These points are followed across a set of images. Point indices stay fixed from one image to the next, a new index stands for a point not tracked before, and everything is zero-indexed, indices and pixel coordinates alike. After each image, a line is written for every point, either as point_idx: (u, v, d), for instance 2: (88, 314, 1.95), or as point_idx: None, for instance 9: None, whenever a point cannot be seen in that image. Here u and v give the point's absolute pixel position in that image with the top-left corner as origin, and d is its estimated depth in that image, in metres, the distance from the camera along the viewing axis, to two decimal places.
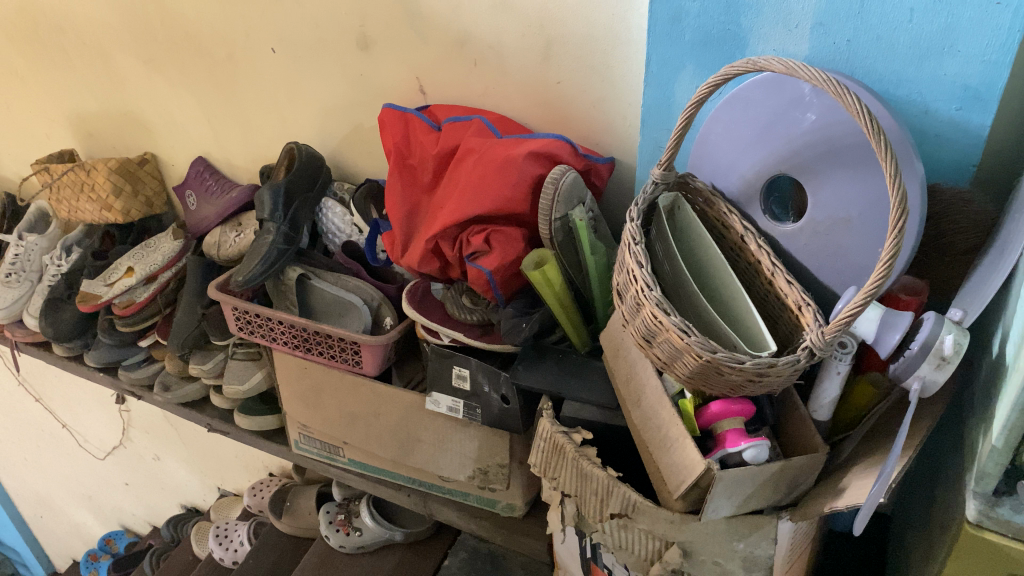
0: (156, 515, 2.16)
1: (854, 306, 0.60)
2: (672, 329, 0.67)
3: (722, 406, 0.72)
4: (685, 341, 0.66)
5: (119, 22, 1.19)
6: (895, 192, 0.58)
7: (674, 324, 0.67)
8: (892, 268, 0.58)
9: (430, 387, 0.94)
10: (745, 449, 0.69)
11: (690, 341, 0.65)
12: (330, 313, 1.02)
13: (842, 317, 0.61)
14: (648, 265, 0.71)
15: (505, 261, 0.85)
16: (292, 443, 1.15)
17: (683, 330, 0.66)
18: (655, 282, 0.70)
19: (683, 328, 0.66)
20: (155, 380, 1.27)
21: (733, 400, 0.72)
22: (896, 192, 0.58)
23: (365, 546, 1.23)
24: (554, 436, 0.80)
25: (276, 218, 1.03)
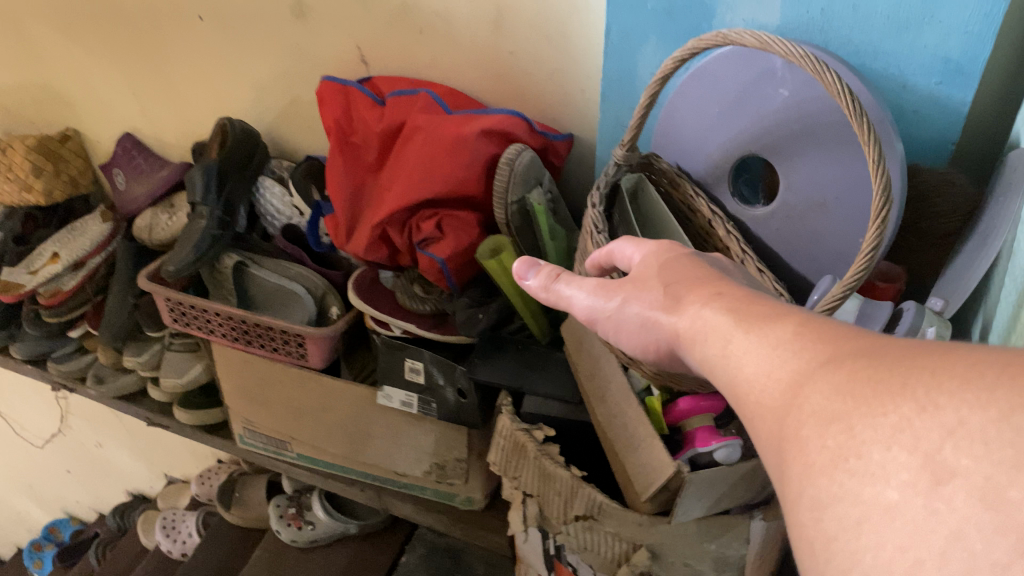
0: (102, 503, 2.08)
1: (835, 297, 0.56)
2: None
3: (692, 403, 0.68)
4: None
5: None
6: (881, 180, 0.53)
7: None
8: (874, 260, 0.55)
9: (382, 381, 0.90)
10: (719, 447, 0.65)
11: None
12: (272, 303, 0.95)
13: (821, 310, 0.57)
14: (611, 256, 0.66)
15: (458, 248, 0.80)
16: (237, 437, 1.09)
17: None
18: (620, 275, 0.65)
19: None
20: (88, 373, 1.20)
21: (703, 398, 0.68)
22: (879, 178, 0.54)
23: (318, 540, 1.18)
24: (515, 434, 0.76)
25: (208, 201, 0.95)
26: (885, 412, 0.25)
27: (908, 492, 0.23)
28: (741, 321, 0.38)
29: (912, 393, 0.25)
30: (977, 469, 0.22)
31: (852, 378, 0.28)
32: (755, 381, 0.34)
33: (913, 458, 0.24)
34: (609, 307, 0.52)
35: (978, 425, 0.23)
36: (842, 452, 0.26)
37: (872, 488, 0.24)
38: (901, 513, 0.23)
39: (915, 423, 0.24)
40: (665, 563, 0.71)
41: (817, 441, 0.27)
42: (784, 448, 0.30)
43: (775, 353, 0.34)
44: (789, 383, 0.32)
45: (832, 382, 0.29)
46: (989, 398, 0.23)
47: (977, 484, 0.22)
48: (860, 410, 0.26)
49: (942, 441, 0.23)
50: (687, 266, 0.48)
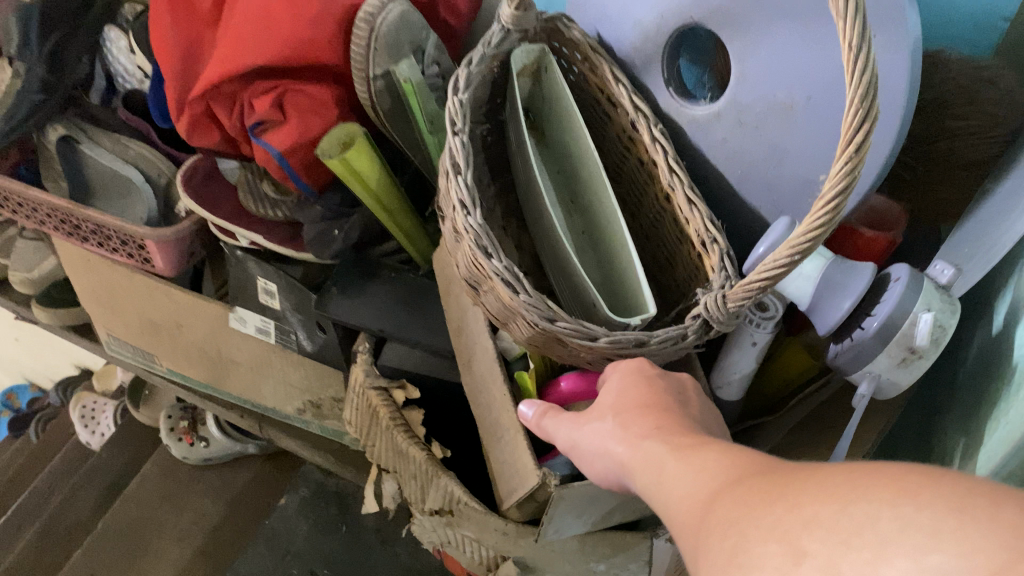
0: (53, 374, 1.96)
1: (782, 259, 0.34)
2: (494, 282, 0.41)
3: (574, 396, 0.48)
4: (511, 303, 0.41)
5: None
6: (855, 80, 0.30)
7: (498, 275, 0.41)
8: (840, 216, 0.33)
9: (234, 301, 0.71)
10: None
11: (518, 303, 0.40)
12: (107, 192, 0.76)
13: (756, 281, 0.36)
14: (468, 172, 0.43)
15: (305, 138, 0.58)
16: (103, 343, 0.92)
17: (512, 285, 0.41)
18: (478, 202, 0.43)
19: (509, 282, 0.41)
20: None
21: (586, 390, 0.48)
22: (868, 76, 0.31)
23: (212, 458, 1.03)
24: (367, 394, 0.57)
25: (24, 57, 0.71)
26: (769, 521, 0.23)
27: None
28: (674, 449, 0.31)
29: (787, 496, 0.23)
30: (823, 550, 0.20)
31: (744, 490, 0.25)
32: (669, 498, 0.29)
33: (776, 542, 0.22)
34: (582, 447, 0.38)
35: (827, 512, 0.21)
36: (733, 562, 0.23)
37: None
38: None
39: (783, 521, 0.22)
40: None
41: (716, 552, 0.24)
42: (693, 572, 0.25)
43: (693, 479, 0.28)
44: (702, 500, 0.27)
45: (735, 502, 0.25)
46: (836, 485, 0.22)
47: (822, 562, 0.20)
48: (747, 517, 0.24)
49: (798, 526, 0.22)
50: (656, 389, 0.38)
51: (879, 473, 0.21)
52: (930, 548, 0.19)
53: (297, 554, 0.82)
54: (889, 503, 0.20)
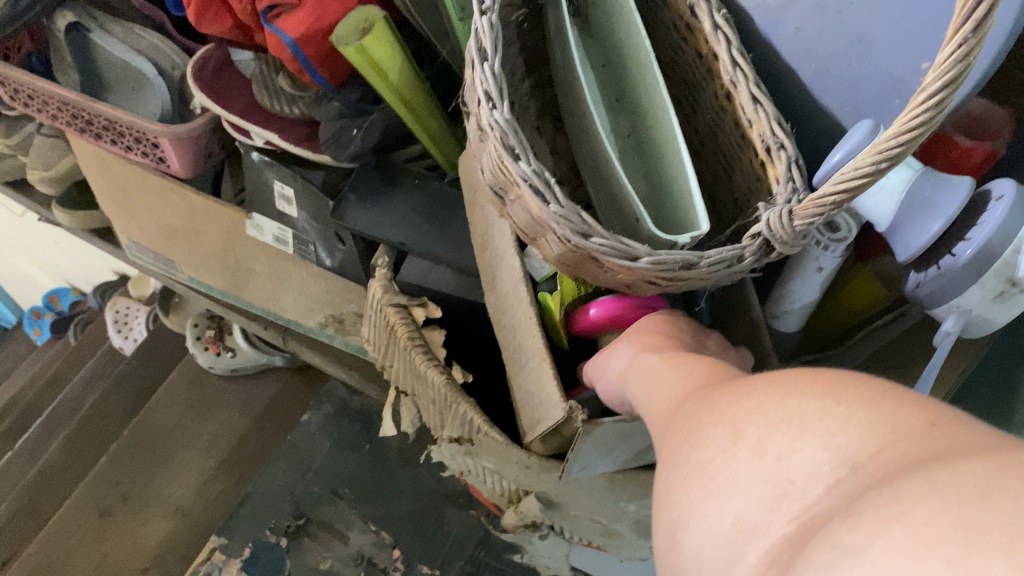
0: (94, 278, 1.96)
1: (866, 167, 0.28)
2: (521, 188, 0.35)
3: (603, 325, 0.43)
4: (541, 215, 0.35)
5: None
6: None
7: (525, 180, 0.35)
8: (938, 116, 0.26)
9: (250, 207, 0.66)
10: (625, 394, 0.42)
11: (548, 214, 0.35)
12: (120, 86, 0.71)
13: (829, 193, 0.30)
14: (495, 58, 0.36)
15: (320, 25, 0.52)
16: (125, 249, 0.89)
17: (542, 193, 0.35)
18: (506, 92, 0.37)
19: (538, 190, 0.35)
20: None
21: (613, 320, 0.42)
22: None
23: (239, 369, 1.01)
24: (384, 311, 0.53)
25: None
26: (723, 409, 0.25)
27: (714, 454, 0.23)
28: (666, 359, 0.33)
29: (739, 392, 0.25)
30: (758, 431, 0.22)
31: (712, 389, 0.27)
32: (649, 400, 0.32)
33: (723, 426, 0.24)
34: (603, 367, 0.40)
35: (768, 403, 0.23)
36: (686, 443, 0.25)
37: (694, 453, 0.24)
38: (704, 469, 0.23)
39: (733, 409, 0.24)
40: (564, 514, 0.50)
41: (681, 432, 0.26)
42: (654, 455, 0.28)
43: (677, 381, 0.31)
44: (673, 400, 0.29)
45: (701, 402, 0.27)
46: (784, 380, 0.24)
47: (754, 442, 0.22)
48: (707, 410, 0.26)
49: (742, 414, 0.23)
50: (681, 328, 0.39)
51: (826, 376, 0.23)
52: (843, 433, 0.20)
53: (318, 471, 0.80)
54: (823, 396, 0.22)
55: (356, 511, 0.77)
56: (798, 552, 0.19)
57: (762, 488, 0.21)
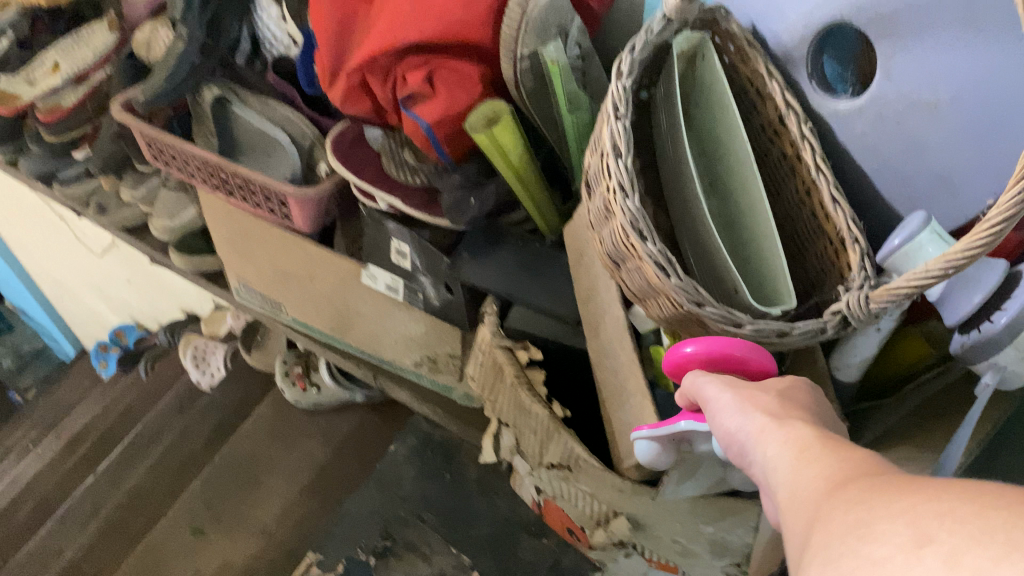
0: (161, 315, 2.08)
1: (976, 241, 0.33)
2: (646, 262, 0.44)
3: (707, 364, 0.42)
4: (662, 284, 0.44)
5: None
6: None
7: (651, 257, 0.44)
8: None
9: (366, 258, 0.76)
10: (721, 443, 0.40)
11: (669, 285, 0.44)
12: (255, 151, 0.81)
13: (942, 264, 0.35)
14: (629, 156, 0.46)
15: (450, 112, 0.62)
16: (234, 290, 0.99)
17: (663, 267, 0.44)
18: (635, 184, 0.46)
19: (662, 265, 0.44)
20: (117, 169, 1.00)
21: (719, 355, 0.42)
22: None
23: (322, 404, 1.10)
24: (494, 352, 0.62)
25: (189, 20, 0.77)
26: (901, 506, 0.22)
27: (894, 554, 0.20)
28: (820, 447, 0.29)
29: (918, 493, 0.22)
30: (950, 539, 0.20)
31: (870, 480, 0.25)
32: (791, 486, 0.28)
33: (903, 524, 0.21)
34: (717, 411, 0.36)
35: (963, 509, 0.20)
36: (854, 532, 0.22)
37: (863, 548, 0.21)
38: (881, 567, 0.20)
39: (918, 508, 0.21)
40: (649, 534, 0.58)
41: (838, 519, 0.23)
42: (801, 548, 0.24)
43: (833, 472, 0.27)
44: (825, 492, 0.26)
45: (862, 496, 0.24)
46: (973, 488, 0.21)
47: (945, 549, 0.19)
48: (876, 506, 0.23)
49: (930, 516, 0.21)
50: (815, 408, 0.36)
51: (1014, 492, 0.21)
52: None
53: (404, 497, 0.88)
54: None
55: (438, 534, 0.85)
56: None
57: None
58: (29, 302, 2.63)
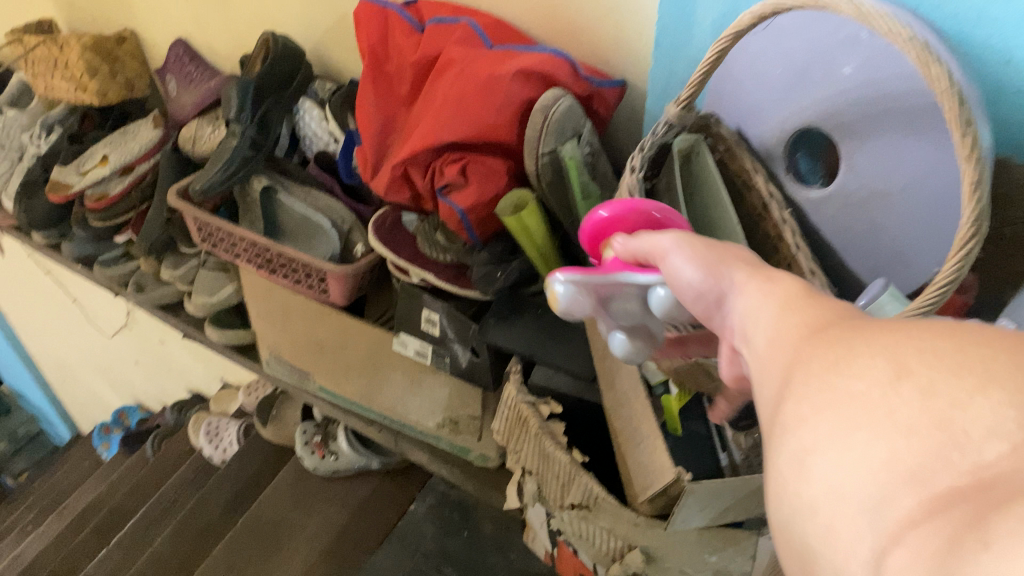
0: (165, 395, 2.14)
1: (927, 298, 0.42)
2: None
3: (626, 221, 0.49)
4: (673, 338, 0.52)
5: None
6: (971, 207, 0.41)
7: None
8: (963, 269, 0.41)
9: (398, 327, 0.85)
10: (636, 294, 0.44)
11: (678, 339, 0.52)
12: (298, 233, 0.91)
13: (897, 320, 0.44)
14: None
15: (481, 198, 0.73)
16: (264, 362, 1.06)
17: None
18: None
19: None
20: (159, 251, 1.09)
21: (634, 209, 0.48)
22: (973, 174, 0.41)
23: (339, 471, 1.17)
24: (519, 406, 0.71)
25: (242, 120, 0.90)
26: (872, 342, 0.21)
27: (867, 390, 0.19)
28: (785, 292, 0.27)
29: (888, 330, 0.21)
30: (926, 372, 0.18)
31: (853, 323, 0.23)
32: (759, 328, 0.26)
33: (883, 356, 0.20)
34: (670, 256, 0.34)
35: (939, 344, 0.19)
36: (828, 369, 0.21)
37: (842, 378, 0.20)
38: (855, 401, 0.19)
39: (898, 342, 0.20)
40: (661, 567, 0.65)
41: (810, 363, 0.22)
42: (773, 395, 0.23)
43: (812, 314, 0.24)
44: (795, 334, 0.24)
45: (832, 336, 0.22)
46: (965, 326, 0.19)
47: (921, 383, 0.18)
48: (847, 342, 0.21)
49: (910, 349, 0.19)
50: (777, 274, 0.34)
51: (1012, 332, 0.19)
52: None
53: (425, 552, 0.95)
54: (1019, 355, 0.18)
55: None
56: (971, 500, 0.16)
57: (926, 422, 0.18)
58: (29, 385, 2.68)
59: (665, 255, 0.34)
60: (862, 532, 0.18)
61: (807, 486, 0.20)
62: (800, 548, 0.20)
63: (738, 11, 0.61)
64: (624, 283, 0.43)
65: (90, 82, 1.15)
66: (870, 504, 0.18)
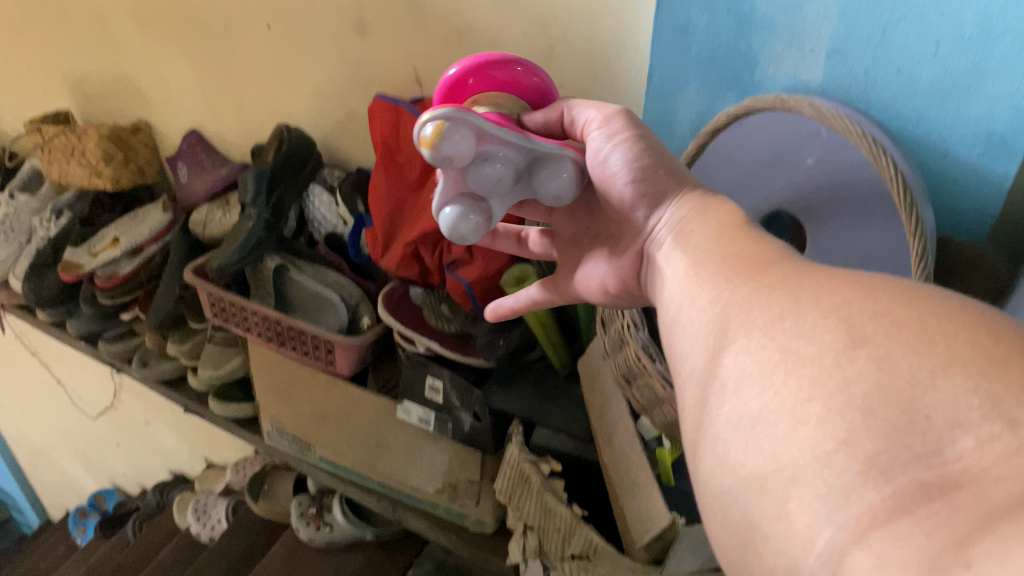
0: (145, 478, 2.13)
1: None
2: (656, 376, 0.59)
3: (479, 72, 0.49)
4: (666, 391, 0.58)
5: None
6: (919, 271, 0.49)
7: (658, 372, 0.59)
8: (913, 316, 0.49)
9: (402, 395, 0.91)
10: (507, 159, 0.42)
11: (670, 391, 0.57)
12: (307, 308, 0.98)
13: None
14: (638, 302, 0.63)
15: (486, 275, 0.80)
16: (265, 434, 1.11)
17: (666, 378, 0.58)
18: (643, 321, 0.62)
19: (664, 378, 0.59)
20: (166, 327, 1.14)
21: (517, 63, 0.50)
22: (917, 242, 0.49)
23: (334, 542, 1.20)
24: (522, 464, 0.76)
25: (258, 204, 0.98)
26: (828, 300, 0.26)
27: (827, 352, 0.24)
28: (722, 269, 0.33)
29: (840, 287, 0.27)
30: (887, 343, 0.23)
31: (796, 284, 0.28)
32: (709, 303, 0.32)
33: (836, 324, 0.25)
34: (600, 130, 0.45)
35: (906, 318, 0.23)
36: (790, 309, 0.27)
37: (797, 344, 0.25)
38: (810, 362, 0.24)
39: (854, 304, 0.25)
40: None
41: (763, 313, 0.28)
42: (722, 332, 0.29)
43: (734, 251, 0.34)
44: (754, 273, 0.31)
45: (767, 291, 0.29)
46: (918, 302, 0.24)
47: (880, 353, 0.23)
48: (810, 314, 0.26)
49: (867, 317, 0.24)
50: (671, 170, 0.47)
51: (960, 308, 0.23)
52: (988, 381, 0.20)
53: None
54: (976, 334, 0.22)
55: None
56: (934, 498, 0.20)
57: (888, 408, 0.21)
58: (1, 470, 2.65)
59: (604, 130, 0.44)
60: (823, 527, 0.21)
61: (758, 459, 0.24)
62: (745, 525, 0.24)
63: (712, 111, 0.72)
64: (506, 137, 0.42)
65: (105, 169, 1.23)
66: (831, 495, 0.21)
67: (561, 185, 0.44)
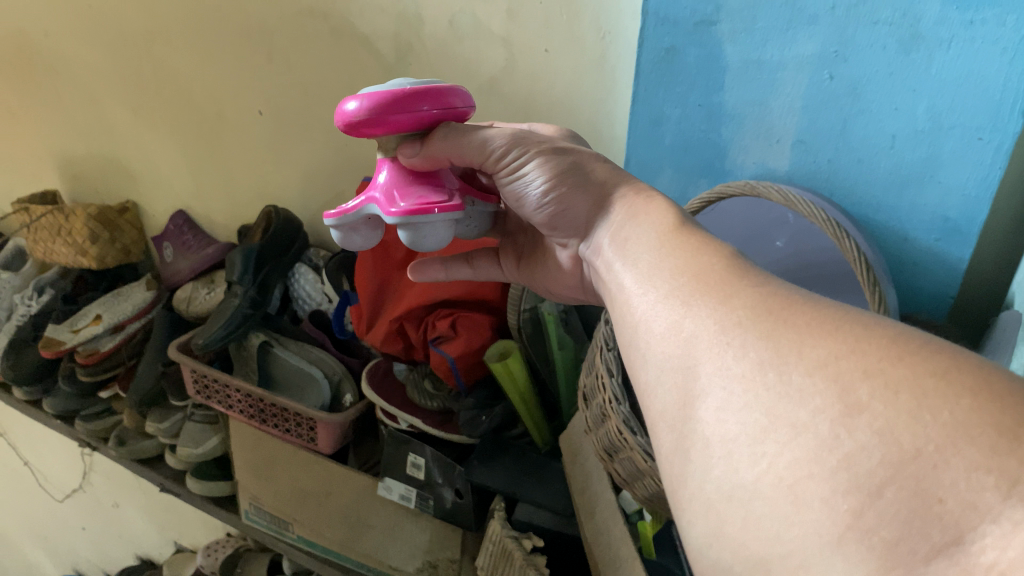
0: (110, 564, 2.07)
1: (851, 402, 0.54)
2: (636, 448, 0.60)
3: (378, 122, 0.44)
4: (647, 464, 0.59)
5: (105, 61, 1.19)
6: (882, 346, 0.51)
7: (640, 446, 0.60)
8: None
9: (384, 473, 0.91)
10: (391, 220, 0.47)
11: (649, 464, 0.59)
12: (290, 385, 0.99)
13: None
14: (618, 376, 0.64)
15: (469, 349, 0.82)
16: (242, 512, 1.08)
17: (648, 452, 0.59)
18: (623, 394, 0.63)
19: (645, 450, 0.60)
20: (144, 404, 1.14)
21: (421, 100, 0.45)
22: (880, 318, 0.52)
23: None
24: (504, 540, 0.75)
25: (244, 282, 1.00)
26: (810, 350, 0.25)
27: (823, 421, 0.22)
28: (692, 283, 0.32)
29: (831, 337, 0.25)
30: (886, 411, 0.21)
31: (774, 328, 0.27)
32: (679, 338, 0.30)
33: (828, 384, 0.23)
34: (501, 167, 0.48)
35: (895, 375, 0.22)
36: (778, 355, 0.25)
37: (786, 408, 0.24)
38: (807, 434, 0.22)
39: (840, 358, 0.24)
40: None
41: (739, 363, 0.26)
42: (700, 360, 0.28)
43: (695, 265, 0.33)
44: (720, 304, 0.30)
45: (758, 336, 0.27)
46: (908, 354, 0.23)
47: (880, 425, 0.21)
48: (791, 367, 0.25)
49: (856, 376, 0.23)
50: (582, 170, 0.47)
51: (956, 359, 0.23)
52: (1001, 454, 0.19)
53: None
54: (981, 396, 0.20)
55: None
56: None
57: (900, 489, 0.20)
58: None
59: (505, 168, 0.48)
60: None
61: (759, 539, 0.22)
62: None
63: (686, 196, 0.76)
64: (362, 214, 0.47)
65: (91, 248, 1.25)
66: None
67: (436, 240, 0.46)
